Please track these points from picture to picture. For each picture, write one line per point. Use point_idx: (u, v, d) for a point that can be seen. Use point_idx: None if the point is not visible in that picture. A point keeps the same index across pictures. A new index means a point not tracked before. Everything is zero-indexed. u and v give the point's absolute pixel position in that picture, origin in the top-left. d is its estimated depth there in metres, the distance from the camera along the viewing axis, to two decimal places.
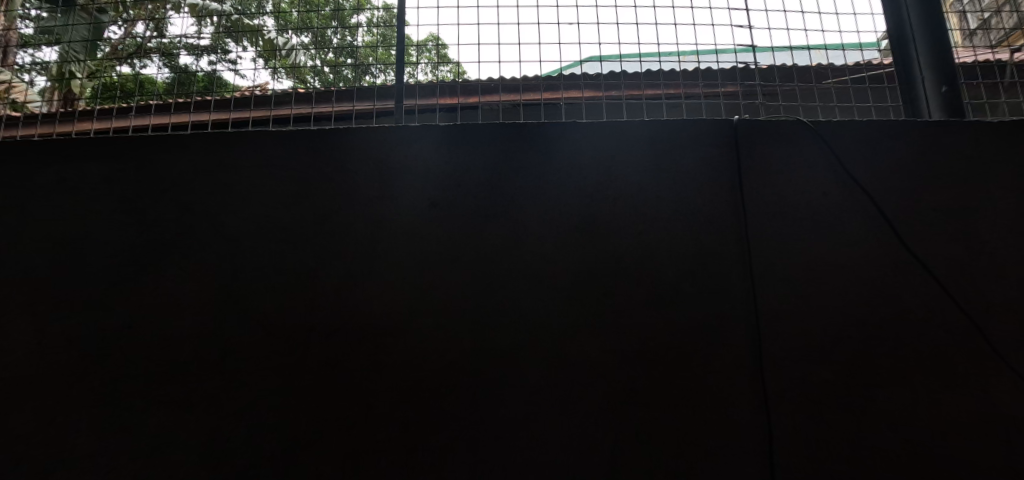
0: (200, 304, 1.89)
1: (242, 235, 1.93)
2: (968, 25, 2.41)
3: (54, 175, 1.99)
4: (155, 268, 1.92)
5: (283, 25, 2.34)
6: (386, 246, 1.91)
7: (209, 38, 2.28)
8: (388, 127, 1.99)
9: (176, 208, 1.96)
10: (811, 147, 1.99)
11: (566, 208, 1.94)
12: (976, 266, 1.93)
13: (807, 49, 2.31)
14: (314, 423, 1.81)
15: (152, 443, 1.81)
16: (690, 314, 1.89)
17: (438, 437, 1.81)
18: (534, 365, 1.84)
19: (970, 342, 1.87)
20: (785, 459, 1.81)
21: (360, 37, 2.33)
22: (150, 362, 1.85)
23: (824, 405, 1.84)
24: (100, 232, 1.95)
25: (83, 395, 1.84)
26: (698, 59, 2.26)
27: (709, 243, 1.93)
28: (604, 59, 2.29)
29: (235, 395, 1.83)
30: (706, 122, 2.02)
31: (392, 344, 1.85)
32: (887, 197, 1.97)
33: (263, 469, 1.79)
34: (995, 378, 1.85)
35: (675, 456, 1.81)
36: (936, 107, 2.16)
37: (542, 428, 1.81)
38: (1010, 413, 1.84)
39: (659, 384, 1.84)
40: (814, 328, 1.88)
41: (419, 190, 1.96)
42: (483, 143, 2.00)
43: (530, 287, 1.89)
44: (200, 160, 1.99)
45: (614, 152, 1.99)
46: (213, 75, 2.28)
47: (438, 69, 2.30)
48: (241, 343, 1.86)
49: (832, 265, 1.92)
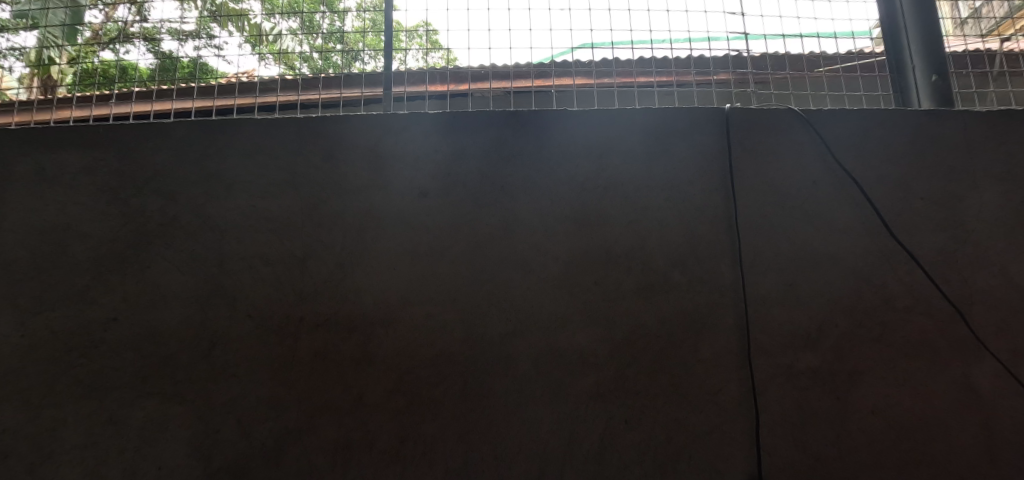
0: (186, 294, 1.87)
1: (228, 225, 1.91)
2: (960, 13, 2.37)
3: (33, 165, 1.95)
4: (140, 259, 1.89)
5: (269, 10, 2.28)
6: (375, 237, 1.90)
7: (192, 23, 2.23)
8: (378, 116, 1.97)
9: (160, 198, 1.93)
10: (803, 135, 1.99)
11: (559, 197, 1.93)
12: (961, 255, 1.94)
13: (798, 37, 2.29)
14: (304, 414, 1.80)
15: (140, 436, 1.80)
16: (679, 303, 1.89)
17: (427, 426, 1.80)
18: (525, 354, 1.84)
19: (954, 329, 1.90)
20: (773, 445, 1.83)
21: (348, 22, 2.25)
22: (137, 352, 1.84)
23: (811, 392, 1.86)
24: (82, 224, 1.91)
25: (70, 388, 1.82)
26: (691, 47, 2.26)
27: (699, 233, 1.94)
28: (595, 45, 2.25)
29: (224, 387, 1.82)
30: (697, 110, 2.01)
31: (382, 334, 1.84)
32: (878, 187, 1.97)
33: (254, 460, 1.78)
34: (977, 364, 1.88)
35: (664, 443, 1.82)
36: (925, 96, 2.17)
37: (533, 417, 1.82)
38: (991, 400, 1.87)
39: (648, 371, 1.85)
40: (801, 316, 1.90)
41: (408, 178, 1.94)
42: (474, 131, 1.98)
43: (521, 276, 1.88)
44: (184, 149, 1.96)
45: (606, 141, 1.98)
46: (197, 61, 2.23)
47: (430, 55, 2.29)
48: (230, 334, 1.85)
49: (820, 253, 1.93)
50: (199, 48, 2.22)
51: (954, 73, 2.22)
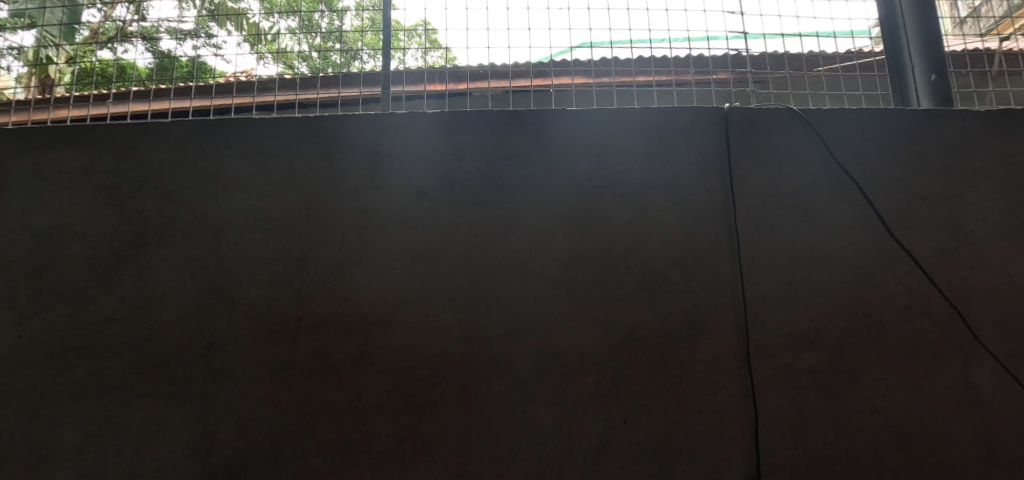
0: (184, 294, 1.87)
1: (226, 225, 1.90)
2: (959, 12, 2.36)
3: (30, 165, 1.95)
4: (138, 259, 1.89)
5: (269, 9, 2.29)
6: (373, 236, 1.89)
7: (191, 22, 2.20)
8: (376, 115, 1.97)
9: (157, 198, 1.92)
10: (802, 135, 1.99)
11: (558, 196, 1.93)
12: (959, 254, 1.94)
13: (797, 36, 2.28)
14: (302, 414, 1.80)
15: (138, 436, 1.80)
16: (678, 303, 1.89)
17: (425, 426, 1.80)
18: (523, 354, 1.84)
19: (952, 329, 1.90)
20: (771, 445, 1.83)
21: (348, 21, 2.25)
22: (134, 352, 1.83)
23: (810, 392, 1.86)
24: (79, 224, 1.91)
25: (67, 388, 1.82)
26: (689, 46, 2.25)
27: (698, 232, 1.93)
28: (593, 45, 2.24)
29: (222, 387, 1.81)
30: (696, 110, 2.00)
31: (380, 334, 1.84)
32: (877, 186, 1.97)
33: (253, 460, 1.78)
34: (976, 363, 1.88)
35: (663, 443, 1.82)
36: (925, 95, 2.16)
37: (532, 416, 1.81)
38: (990, 399, 1.87)
39: (647, 371, 1.85)
40: (800, 315, 1.90)
41: (407, 179, 1.93)
42: (473, 131, 1.98)
43: (519, 276, 1.88)
44: (181, 149, 1.96)
45: (605, 141, 1.98)
46: (196, 60, 2.18)
47: (429, 55, 2.28)
48: (228, 334, 1.84)
49: (818, 252, 1.93)
50: (198, 47, 2.18)
51: (954, 73, 2.21)
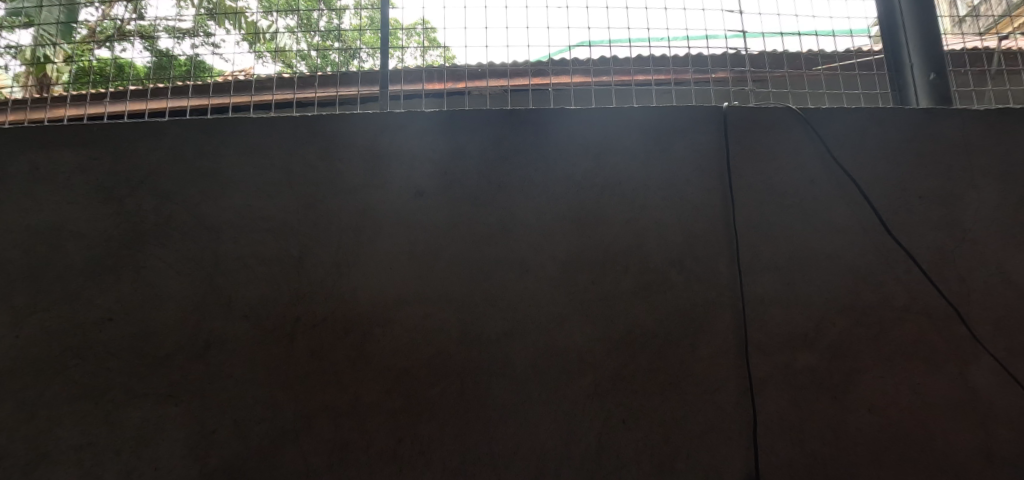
0: (182, 294, 1.86)
1: (224, 225, 1.90)
2: (958, 11, 2.36)
3: (27, 165, 1.94)
4: (136, 259, 1.88)
5: (268, 8, 2.26)
6: (371, 236, 1.89)
7: (190, 20, 2.23)
8: (374, 114, 1.96)
9: (155, 198, 1.92)
10: (801, 134, 1.99)
11: (556, 196, 1.93)
12: (958, 254, 1.94)
13: (796, 35, 2.28)
14: (300, 414, 1.80)
15: (136, 436, 1.79)
16: (677, 303, 1.89)
17: (424, 426, 1.80)
18: (522, 354, 1.84)
19: (951, 328, 1.90)
20: (770, 445, 1.83)
21: (346, 19, 2.24)
22: (132, 352, 1.83)
23: (809, 391, 1.86)
24: (76, 224, 1.91)
25: (65, 388, 1.81)
26: (688, 45, 2.23)
27: (697, 232, 1.93)
28: (592, 44, 2.24)
29: (220, 387, 1.81)
30: (694, 109, 2.00)
31: (379, 333, 1.84)
32: (876, 186, 1.97)
33: (251, 459, 1.78)
34: (974, 363, 1.88)
35: (661, 442, 1.82)
36: (925, 95, 2.16)
37: (530, 416, 1.81)
38: (988, 398, 1.87)
39: (645, 370, 1.85)
40: (799, 315, 1.89)
41: (405, 178, 1.93)
42: (471, 130, 1.97)
43: (518, 276, 1.88)
44: (179, 149, 1.95)
45: (604, 140, 1.97)
46: (194, 59, 2.19)
47: (427, 54, 2.27)
48: (226, 333, 1.84)
49: (817, 252, 1.93)
50: (196, 46, 2.19)
51: (954, 72, 2.21)
